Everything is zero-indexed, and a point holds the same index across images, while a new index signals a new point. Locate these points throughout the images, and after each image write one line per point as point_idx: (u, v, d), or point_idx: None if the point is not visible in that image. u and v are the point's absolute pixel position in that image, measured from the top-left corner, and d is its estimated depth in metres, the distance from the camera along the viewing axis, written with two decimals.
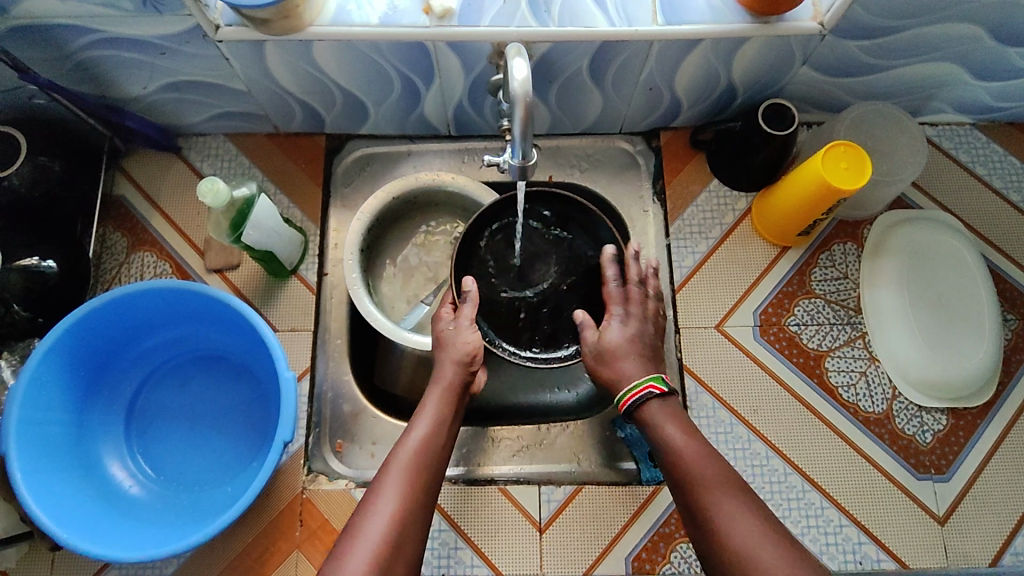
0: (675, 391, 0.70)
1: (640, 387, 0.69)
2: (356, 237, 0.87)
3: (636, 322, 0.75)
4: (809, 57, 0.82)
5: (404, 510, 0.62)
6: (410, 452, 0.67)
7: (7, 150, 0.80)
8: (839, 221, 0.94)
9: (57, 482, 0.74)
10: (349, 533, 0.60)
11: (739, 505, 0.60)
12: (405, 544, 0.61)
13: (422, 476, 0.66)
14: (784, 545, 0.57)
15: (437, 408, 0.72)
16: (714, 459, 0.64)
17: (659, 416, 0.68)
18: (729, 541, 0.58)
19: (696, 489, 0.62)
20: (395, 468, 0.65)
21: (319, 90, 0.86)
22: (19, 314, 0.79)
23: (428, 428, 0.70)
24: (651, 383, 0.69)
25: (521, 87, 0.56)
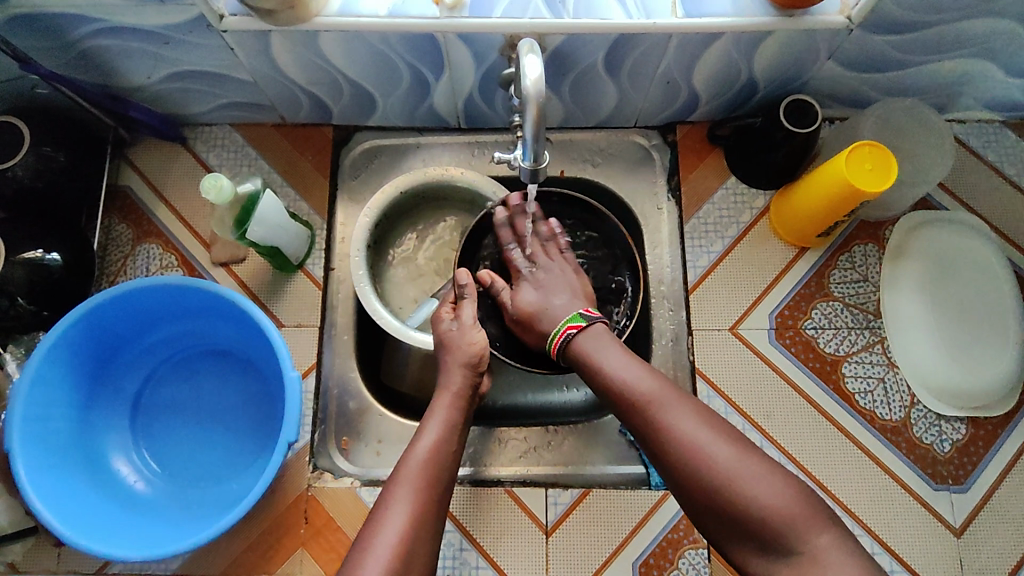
0: (594, 320, 0.71)
1: (559, 332, 0.71)
2: (363, 232, 0.86)
3: (545, 272, 0.78)
4: (834, 52, 0.79)
5: (415, 521, 0.61)
6: (420, 461, 0.65)
7: (10, 141, 0.79)
8: (860, 221, 0.91)
9: (64, 478, 0.73)
10: (361, 544, 0.59)
11: (685, 411, 0.62)
12: (417, 554, 0.60)
13: (433, 485, 0.65)
14: (734, 444, 0.59)
15: (446, 415, 0.71)
16: (651, 374, 0.65)
17: (596, 345, 0.69)
18: (681, 445, 0.60)
19: (639, 405, 0.63)
20: (404, 475, 0.64)
21: (325, 81, 0.83)
22: (23, 308, 0.78)
23: (438, 434, 0.69)
24: (567, 324, 0.71)
25: (534, 86, 0.53)
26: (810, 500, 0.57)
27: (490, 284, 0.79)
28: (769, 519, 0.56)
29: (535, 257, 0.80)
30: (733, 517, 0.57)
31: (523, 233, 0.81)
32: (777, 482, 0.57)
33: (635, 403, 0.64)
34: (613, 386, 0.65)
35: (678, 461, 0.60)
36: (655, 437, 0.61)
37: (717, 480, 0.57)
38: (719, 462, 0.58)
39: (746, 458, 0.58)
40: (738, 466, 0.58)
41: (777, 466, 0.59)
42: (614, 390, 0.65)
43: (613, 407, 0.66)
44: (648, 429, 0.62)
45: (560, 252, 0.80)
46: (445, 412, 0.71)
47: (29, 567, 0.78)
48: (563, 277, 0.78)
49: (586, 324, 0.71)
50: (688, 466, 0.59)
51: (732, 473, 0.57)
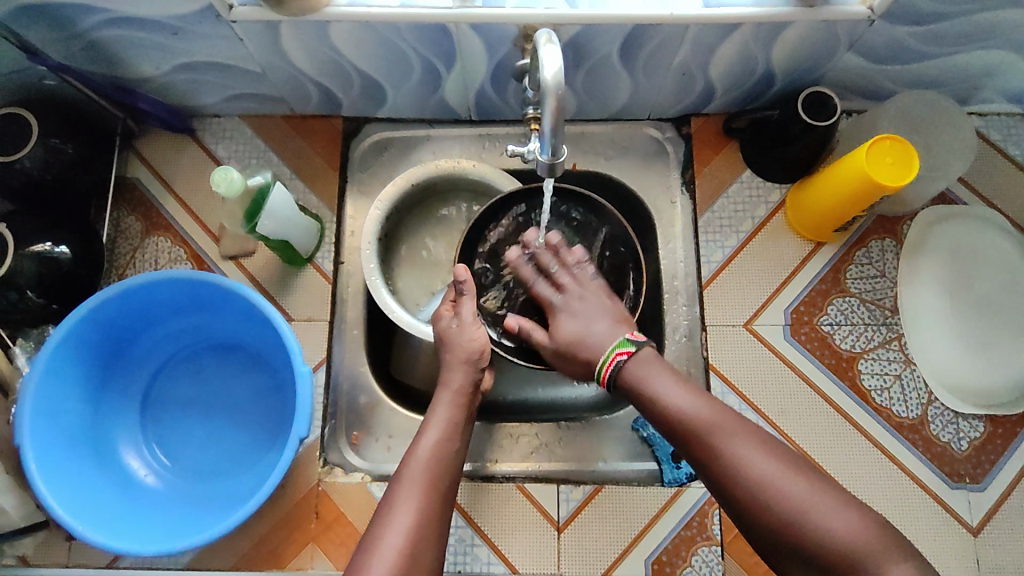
0: (643, 343, 0.69)
1: (610, 359, 0.69)
2: (373, 225, 0.85)
3: (579, 299, 0.75)
4: (854, 43, 0.77)
5: (421, 520, 0.61)
6: (423, 460, 0.65)
7: (18, 133, 0.78)
8: (877, 216, 0.89)
9: (74, 473, 0.73)
10: (369, 543, 0.59)
11: (750, 441, 0.60)
12: (425, 552, 0.59)
13: (437, 483, 0.64)
14: (802, 475, 0.58)
15: (447, 413, 0.71)
16: (714, 404, 0.64)
17: (647, 370, 0.67)
18: (749, 477, 0.58)
19: (701, 434, 0.62)
20: (408, 475, 0.64)
21: (336, 72, 0.82)
22: (32, 301, 0.77)
23: (440, 433, 0.68)
24: (617, 350, 0.69)
25: (553, 78, 0.52)
26: (888, 533, 0.54)
27: (519, 330, 0.77)
28: (842, 553, 0.53)
29: (564, 286, 0.76)
30: (805, 552, 0.54)
31: (546, 266, 0.78)
32: (852, 516, 0.54)
33: (695, 433, 0.62)
34: (673, 416, 0.64)
35: (746, 493, 0.58)
36: (719, 469, 0.60)
37: (787, 513, 0.55)
38: (788, 494, 0.56)
39: (816, 491, 0.56)
40: (808, 496, 0.56)
41: (848, 497, 0.56)
42: (675, 421, 0.64)
43: (674, 439, 0.64)
44: (711, 459, 0.60)
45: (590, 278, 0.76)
46: (447, 411, 0.71)
47: (40, 561, 0.78)
48: (599, 303, 0.74)
49: (636, 348, 0.69)
50: (757, 500, 0.57)
51: (801, 505, 0.55)
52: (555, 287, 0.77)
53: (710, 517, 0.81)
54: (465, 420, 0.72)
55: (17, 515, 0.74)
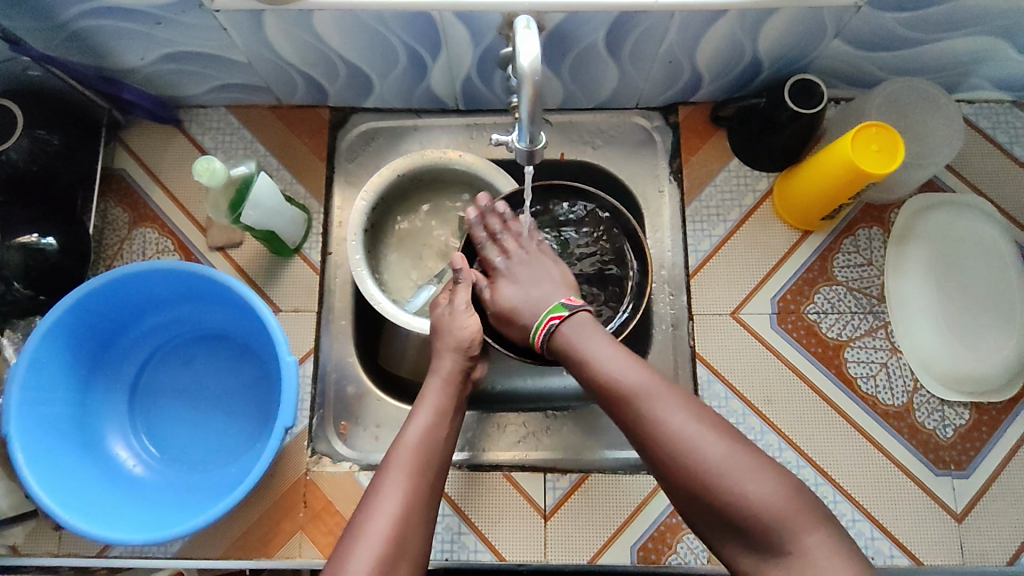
0: (578, 309, 0.70)
1: (543, 324, 0.70)
2: (359, 215, 0.85)
3: (522, 263, 0.78)
4: (842, 30, 0.77)
5: (407, 507, 0.61)
6: (411, 448, 0.65)
7: (2, 124, 0.78)
8: (865, 204, 0.89)
9: (62, 462, 0.74)
10: (352, 529, 0.59)
11: (674, 404, 0.60)
12: (409, 540, 0.60)
13: (424, 471, 0.65)
14: (724, 437, 0.58)
15: (436, 400, 0.71)
16: (642, 367, 0.63)
17: (579, 333, 0.68)
18: (670, 439, 0.58)
19: (625, 397, 0.61)
20: (394, 462, 0.64)
21: (321, 62, 0.82)
22: (19, 293, 0.77)
23: (427, 421, 0.68)
24: (550, 316, 0.70)
25: (530, 65, 0.52)
26: (806, 501, 0.55)
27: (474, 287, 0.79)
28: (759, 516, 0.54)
29: (508, 250, 0.79)
30: (720, 513, 0.55)
31: (495, 227, 0.80)
32: (771, 479, 0.55)
33: (622, 396, 0.62)
34: (602, 381, 0.63)
35: (667, 454, 0.58)
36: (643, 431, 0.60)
37: (706, 475, 0.56)
38: (707, 457, 0.56)
39: (738, 454, 0.56)
40: (729, 459, 0.56)
41: (769, 460, 0.57)
42: (602, 382, 0.63)
43: (601, 400, 0.64)
44: (635, 422, 0.60)
45: (537, 246, 0.80)
46: (436, 399, 0.71)
47: (32, 550, 0.79)
48: (543, 267, 0.78)
49: (569, 313, 0.69)
50: (677, 460, 0.57)
51: (720, 468, 0.56)
52: (500, 251, 0.80)
53: None
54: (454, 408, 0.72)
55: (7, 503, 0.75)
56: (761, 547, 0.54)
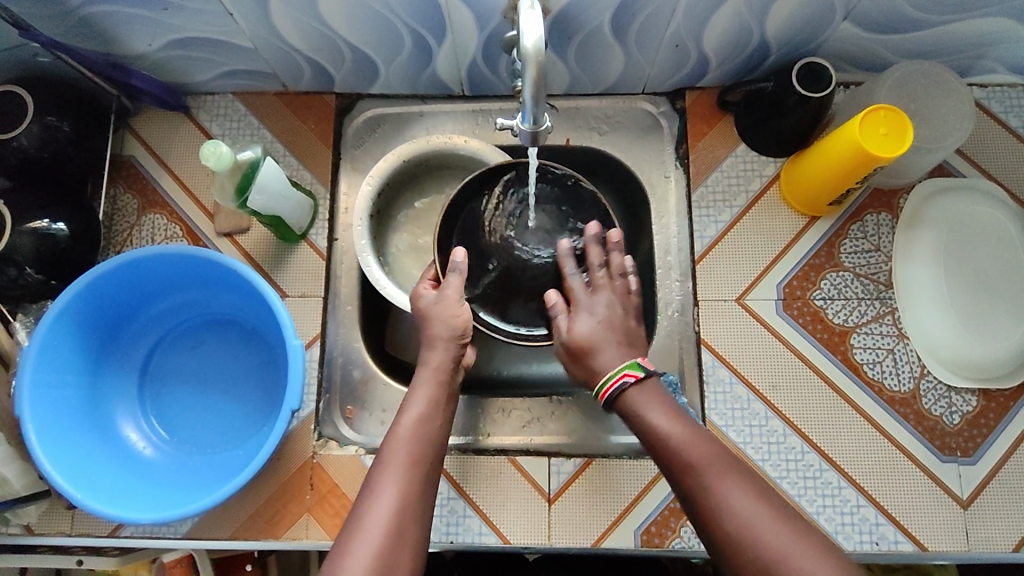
0: (651, 373, 0.68)
1: (617, 375, 0.68)
2: (365, 201, 0.85)
3: (603, 307, 0.73)
4: (850, 12, 0.76)
5: (405, 496, 0.62)
6: (404, 439, 0.66)
7: (14, 111, 0.79)
8: (873, 189, 0.89)
9: (72, 443, 0.75)
10: (351, 524, 0.60)
11: (738, 484, 0.59)
12: (409, 527, 0.60)
13: (420, 460, 0.65)
14: (785, 523, 0.57)
15: (431, 389, 0.71)
16: (708, 443, 0.62)
17: (643, 399, 0.66)
18: (733, 521, 0.57)
19: (691, 472, 0.61)
20: (391, 453, 0.65)
21: (327, 47, 0.82)
22: (31, 277, 0.78)
23: (420, 412, 0.69)
24: (627, 370, 0.67)
25: (533, 46, 0.52)
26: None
27: (551, 306, 0.75)
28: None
29: (594, 288, 0.75)
30: None
31: (591, 262, 0.76)
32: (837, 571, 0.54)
33: (686, 468, 0.61)
34: (666, 450, 0.63)
35: (728, 536, 0.57)
36: (705, 507, 0.59)
37: (769, 562, 0.55)
38: (770, 544, 0.55)
39: (801, 541, 0.55)
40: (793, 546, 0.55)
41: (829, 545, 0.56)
42: (663, 449, 0.63)
43: (662, 466, 0.64)
44: (697, 499, 0.60)
45: (626, 291, 0.76)
46: (430, 388, 0.71)
47: (45, 529, 0.81)
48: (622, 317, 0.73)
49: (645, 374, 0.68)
50: (739, 545, 0.56)
51: (784, 558, 0.54)
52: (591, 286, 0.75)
53: None
54: (447, 397, 0.73)
55: (20, 484, 0.76)
56: None
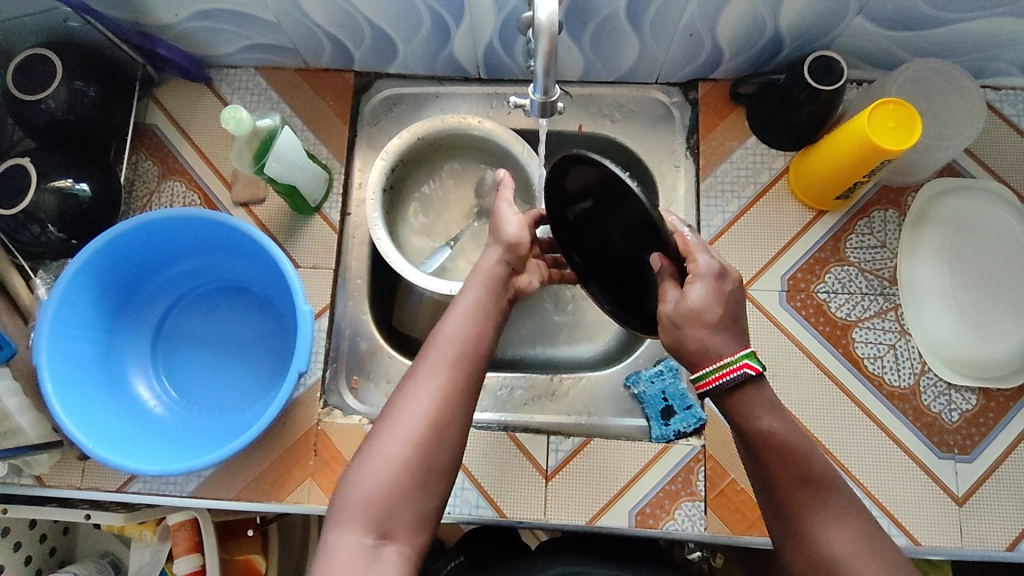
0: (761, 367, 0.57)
1: (728, 368, 0.56)
2: (378, 176, 0.86)
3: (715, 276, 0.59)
4: (864, 7, 0.77)
5: (446, 393, 0.60)
6: (449, 340, 0.63)
7: (44, 73, 0.81)
8: (882, 186, 0.89)
9: (89, 390, 0.78)
10: (386, 417, 0.59)
11: (867, 549, 0.53)
12: (449, 428, 0.59)
13: (463, 364, 0.62)
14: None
15: (475, 295, 0.67)
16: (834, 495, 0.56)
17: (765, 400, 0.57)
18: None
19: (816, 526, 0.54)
20: (438, 349, 0.62)
21: (348, 23, 0.84)
22: (53, 235, 0.81)
23: (466, 315, 0.65)
24: (745, 364, 0.56)
25: (547, 18, 0.53)
26: None
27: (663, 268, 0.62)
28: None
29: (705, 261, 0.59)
30: None
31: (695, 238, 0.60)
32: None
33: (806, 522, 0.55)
34: (793, 489, 0.56)
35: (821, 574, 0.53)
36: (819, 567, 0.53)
37: None
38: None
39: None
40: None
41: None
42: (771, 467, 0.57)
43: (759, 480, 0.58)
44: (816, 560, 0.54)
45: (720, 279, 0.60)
46: (470, 302, 0.66)
47: (56, 482, 0.84)
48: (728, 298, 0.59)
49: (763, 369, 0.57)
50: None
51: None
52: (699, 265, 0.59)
53: (694, 474, 0.82)
54: (494, 304, 0.68)
55: (34, 432, 0.78)
56: None
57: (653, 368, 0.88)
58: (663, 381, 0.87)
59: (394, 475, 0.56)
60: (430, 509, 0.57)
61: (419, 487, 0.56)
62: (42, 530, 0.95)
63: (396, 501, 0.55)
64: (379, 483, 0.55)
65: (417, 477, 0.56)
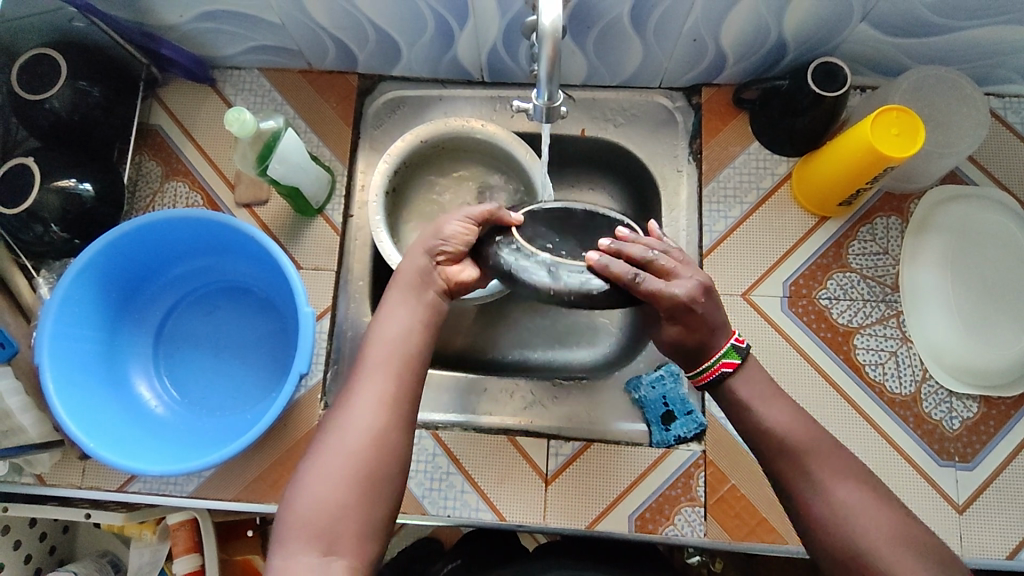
0: (748, 356, 0.64)
1: (713, 367, 0.63)
2: (381, 179, 0.87)
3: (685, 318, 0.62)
4: (868, 13, 0.77)
5: (383, 401, 0.60)
6: (379, 347, 0.63)
7: (48, 73, 0.81)
8: (884, 193, 0.89)
9: (89, 389, 0.78)
10: (325, 434, 0.59)
11: (870, 506, 0.56)
12: (391, 436, 0.59)
13: (395, 368, 0.62)
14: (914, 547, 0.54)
15: (404, 296, 0.66)
16: (828, 463, 0.59)
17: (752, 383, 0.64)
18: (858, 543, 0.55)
19: (816, 491, 0.58)
20: (367, 361, 0.62)
21: (352, 26, 0.84)
22: (57, 235, 0.81)
23: (394, 317, 0.65)
24: (723, 361, 0.63)
25: (551, 24, 0.53)
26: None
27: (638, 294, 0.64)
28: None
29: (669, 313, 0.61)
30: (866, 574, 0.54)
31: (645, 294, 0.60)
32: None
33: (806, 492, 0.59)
34: (789, 462, 0.60)
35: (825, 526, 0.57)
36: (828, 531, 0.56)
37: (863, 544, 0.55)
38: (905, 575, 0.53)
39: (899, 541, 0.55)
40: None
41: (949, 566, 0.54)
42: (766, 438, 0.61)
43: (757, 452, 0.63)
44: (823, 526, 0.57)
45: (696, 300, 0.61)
46: (397, 306, 0.66)
47: (57, 480, 0.84)
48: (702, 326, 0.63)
49: (741, 362, 0.64)
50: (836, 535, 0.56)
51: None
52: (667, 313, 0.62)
53: (695, 479, 0.82)
54: (424, 300, 0.67)
55: (35, 432, 0.78)
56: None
57: (654, 373, 0.88)
58: (663, 386, 0.87)
59: (340, 491, 0.55)
60: (380, 520, 0.57)
61: (368, 499, 0.56)
62: (42, 528, 0.95)
63: (342, 517, 0.55)
64: (324, 500, 0.55)
65: (363, 489, 0.56)
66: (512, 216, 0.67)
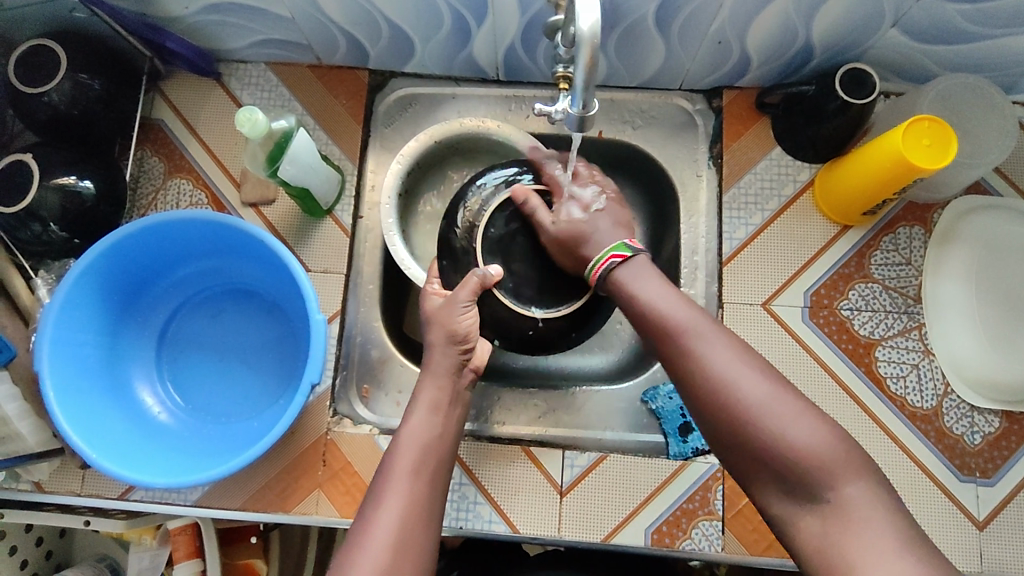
0: (640, 252, 0.68)
1: (602, 258, 0.68)
2: (394, 180, 0.84)
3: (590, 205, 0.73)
4: (900, 19, 0.75)
5: (415, 507, 0.58)
6: (410, 446, 0.63)
7: (46, 65, 0.78)
8: (907, 202, 0.87)
9: (90, 399, 0.75)
10: (354, 535, 0.56)
11: (750, 376, 0.55)
12: (419, 539, 0.57)
13: (426, 470, 0.62)
14: (800, 410, 0.53)
15: (433, 395, 0.67)
16: (708, 341, 0.58)
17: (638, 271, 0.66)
18: (740, 406, 0.54)
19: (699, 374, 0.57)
20: (397, 460, 0.61)
21: (365, 22, 0.81)
22: (55, 234, 0.78)
23: (424, 418, 0.65)
24: (612, 251, 0.68)
25: (589, 29, 0.50)
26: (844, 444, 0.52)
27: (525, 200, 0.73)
28: (885, 527, 0.48)
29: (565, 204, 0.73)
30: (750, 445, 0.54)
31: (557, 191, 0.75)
32: (866, 483, 0.51)
33: (692, 371, 0.58)
34: (672, 347, 0.60)
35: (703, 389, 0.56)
36: (716, 410, 0.56)
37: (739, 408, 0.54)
38: (796, 436, 0.52)
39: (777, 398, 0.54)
40: (822, 451, 0.51)
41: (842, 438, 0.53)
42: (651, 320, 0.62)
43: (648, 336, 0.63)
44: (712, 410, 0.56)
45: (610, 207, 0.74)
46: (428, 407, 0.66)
47: (55, 487, 0.81)
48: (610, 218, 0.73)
49: (632, 255, 0.68)
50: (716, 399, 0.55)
51: (814, 454, 0.51)
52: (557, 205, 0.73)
53: (713, 492, 0.81)
54: (451, 405, 0.68)
55: (34, 440, 0.75)
56: (792, 484, 0.52)
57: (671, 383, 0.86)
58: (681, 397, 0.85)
59: None
60: None
61: None
62: (38, 533, 0.92)
63: None
64: None
65: None
66: (495, 274, 0.71)
